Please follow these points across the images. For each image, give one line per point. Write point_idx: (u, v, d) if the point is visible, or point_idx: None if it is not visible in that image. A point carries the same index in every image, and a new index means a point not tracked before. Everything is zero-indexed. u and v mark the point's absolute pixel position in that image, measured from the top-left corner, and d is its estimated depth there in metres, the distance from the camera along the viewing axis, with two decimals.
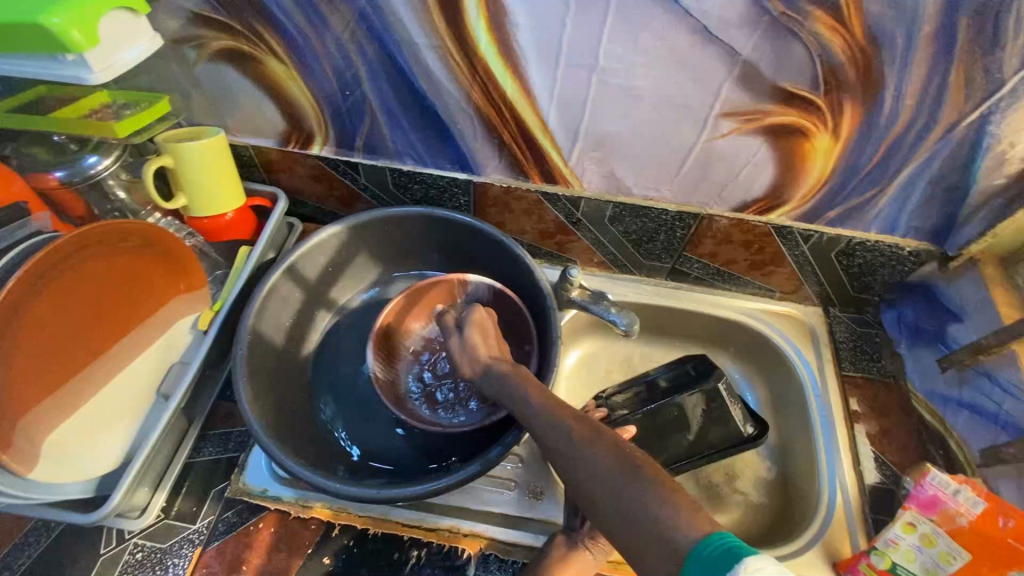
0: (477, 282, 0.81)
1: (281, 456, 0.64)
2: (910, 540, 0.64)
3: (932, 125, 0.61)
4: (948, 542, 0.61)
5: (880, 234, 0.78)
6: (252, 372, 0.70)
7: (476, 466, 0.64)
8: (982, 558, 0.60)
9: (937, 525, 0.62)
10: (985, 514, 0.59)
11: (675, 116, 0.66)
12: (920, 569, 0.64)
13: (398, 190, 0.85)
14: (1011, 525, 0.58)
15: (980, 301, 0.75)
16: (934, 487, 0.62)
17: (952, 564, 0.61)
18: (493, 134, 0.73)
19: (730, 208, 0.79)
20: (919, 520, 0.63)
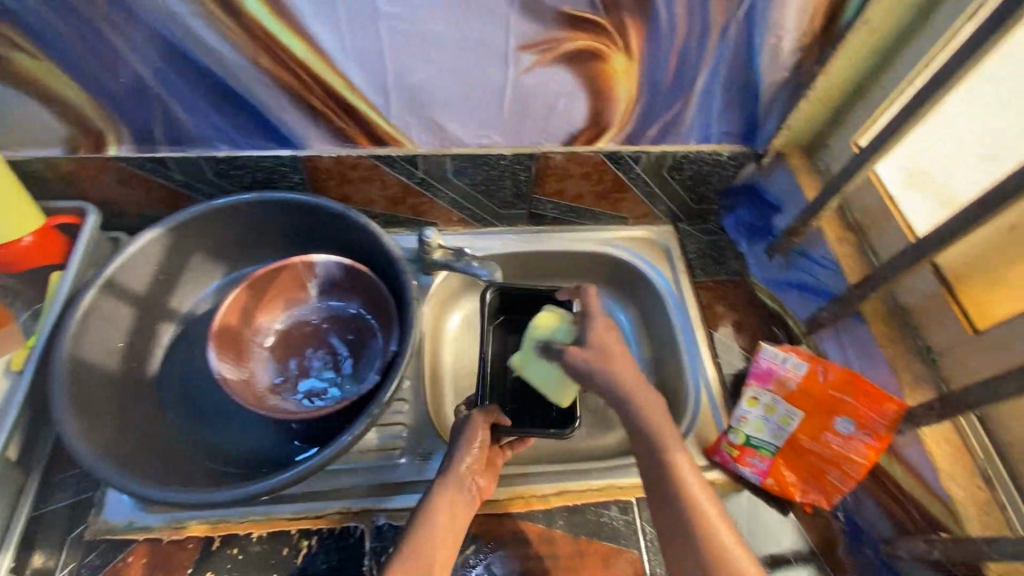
0: (325, 261, 0.78)
1: (129, 484, 0.60)
2: (756, 412, 0.72)
3: (707, 30, 0.65)
4: (786, 406, 0.71)
5: (699, 144, 0.83)
6: (78, 403, 0.64)
7: (344, 436, 0.63)
8: (812, 413, 0.69)
9: (775, 393, 0.71)
10: (809, 374, 0.70)
11: (475, 55, 0.65)
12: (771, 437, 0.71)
13: (222, 178, 0.80)
14: (830, 378, 0.69)
15: (791, 190, 0.84)
16: (768, 360, 0.73)
17: (791, 423, 0.70)
18: (300, 103, 0.69)
19: (560, 143, 0.81)
20: (760, 393, 0.72)
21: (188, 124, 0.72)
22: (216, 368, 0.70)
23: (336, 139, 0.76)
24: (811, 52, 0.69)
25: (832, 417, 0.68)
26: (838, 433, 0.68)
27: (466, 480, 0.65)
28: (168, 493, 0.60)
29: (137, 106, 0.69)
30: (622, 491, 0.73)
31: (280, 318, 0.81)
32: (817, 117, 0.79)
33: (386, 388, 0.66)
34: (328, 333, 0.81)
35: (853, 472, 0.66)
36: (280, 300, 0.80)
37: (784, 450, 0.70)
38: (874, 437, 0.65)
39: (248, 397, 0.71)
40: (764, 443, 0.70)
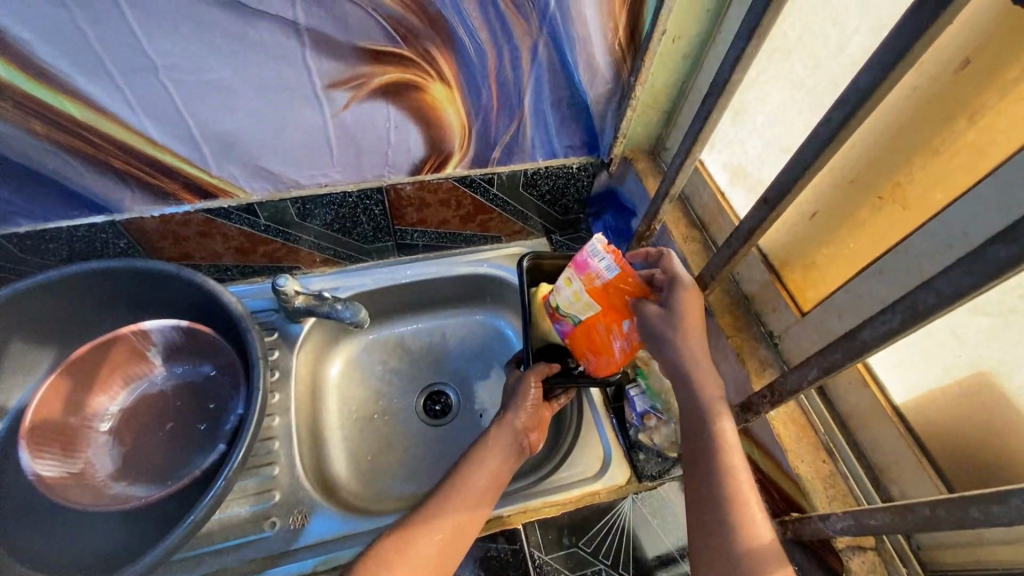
0: (157, 328, 0.76)
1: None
2: (567, 292, 0.65)
3: (517, 52, 0.65)
4: (591, 299, 0.63)
5: (548, 159, 0.84)
6: None
7: (191, 513, 0.61)
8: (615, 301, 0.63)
9: (583, 283, 0.62)
10: (620, 275, 0.61)
11: (282, 99, 0.63)
12: (573, 315, 0.66)
13: (34, 254, 0.73)
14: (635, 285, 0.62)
15: (641, 193, 0.86)
16: (592, 252, 0.61)
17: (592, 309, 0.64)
18: (101, 167, 0.64)
19: (406, 174, 0.79)
20: (574, 279, 0.63)
21: None
22: (29, 468, 0.64)
23: (156, 198, 0.70)
24: (624, 64, 0.71)
25: (619, 320, 0.64)
26: (621, 331, 0.65)
27: (516, 438, 0.68)
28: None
29: None
30: (507, 521, 0.72)
31: (122, 397, 0.76)
32: (651, 122, 0.82)
33: (233, 454, 0.64)
34: (176, 405, 0.77)
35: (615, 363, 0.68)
36: (117, 377, 0.76)
37: (581, 329, 0.67)
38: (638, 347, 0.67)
39: (81, 488, 0.67)
40: (567, 315, 0.67)
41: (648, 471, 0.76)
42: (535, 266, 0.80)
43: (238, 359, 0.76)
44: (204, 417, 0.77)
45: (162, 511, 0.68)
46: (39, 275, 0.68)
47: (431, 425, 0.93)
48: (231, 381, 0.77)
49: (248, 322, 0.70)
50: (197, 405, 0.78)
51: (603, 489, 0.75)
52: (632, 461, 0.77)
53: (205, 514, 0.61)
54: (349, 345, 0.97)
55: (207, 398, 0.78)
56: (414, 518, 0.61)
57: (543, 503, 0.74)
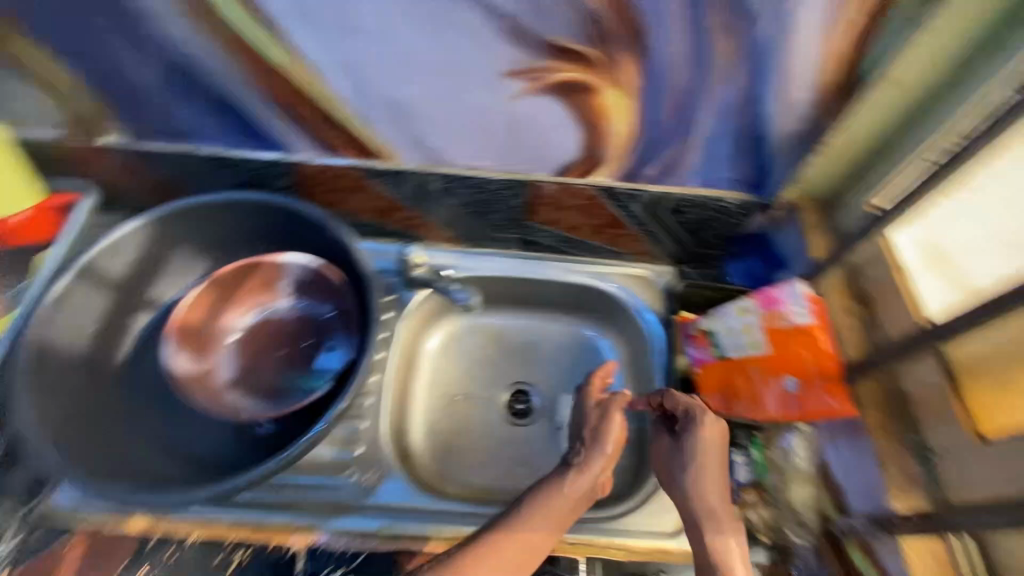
0: (294, 262, 0.80)
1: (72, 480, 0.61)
2: (734, 320, 0.71)
3: (709, 73, 0.60)
4: (761, 335, 0.69)
5: (703, 189, 0.77)
6: (37, 387, 0.65)
7: (290, 449, 0.64)
8: (777, 352, 0.67)
9: (762, 318, 0.68)
10: (808, 329, 0.64)
11: (461, 79, 0.63)
12: (728, 344, 0.72)
13: (214, 176, 0.80)
14: (814, 353, 0.64)
15: (801, 247, 0.77)
16: (788, 294, 0.66)
17: (755, 347, 0.69)
18: (287, 111, 0.69)
19: (554, 173, 0.77)
20: (752, 308, 0.69)
21: (179, 121, 0.72)
22: (168, 360, 0.75)
23: (322, 148, 0.75)
24: (826, 106, 0.63)
25: (779, 371, 0.67)
26: (769, 381, 0.68)
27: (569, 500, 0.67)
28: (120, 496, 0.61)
29: (132, 99, 0.69)
30: (574, 548, 0.70)
31: (248, 314, 0.82)
32: (834, 172, 0.73)
33: (332, 406, 0.67)
34: (290, 333, 0.82)
35: (757, 415, 0.70)
36: (249, 296, 0.81)
37: (727, 361, 0.73)
38: (796, 411, 0.66)
39: (197, 386, 0.76)
40: (720, 343, 0.73)
41: None
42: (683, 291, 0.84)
43: (354, 317, 0.79)
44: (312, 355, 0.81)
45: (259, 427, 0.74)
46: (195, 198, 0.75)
47: (511, 425, 0.92)
48: (346, 329, 0.81)
49: (376, 291, 0.73)
50: (308, 343, 0.82)
51: (676, 548, 0.70)
52: None
53: (299, 455, 0.64)
54: (453, 322, 0.98)
55: (318, 341, 0.81)
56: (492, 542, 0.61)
57: (612, 542, 0.71)
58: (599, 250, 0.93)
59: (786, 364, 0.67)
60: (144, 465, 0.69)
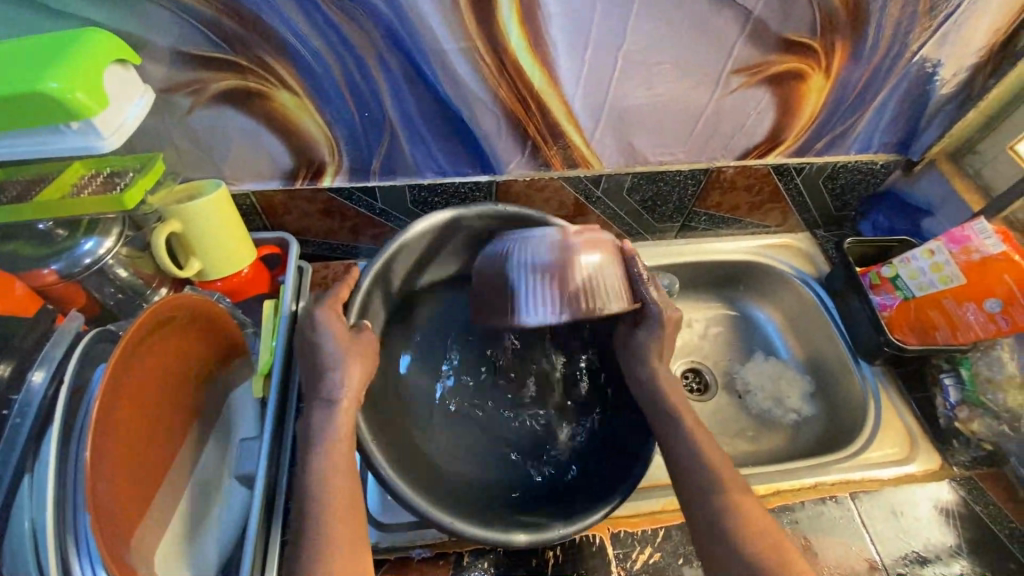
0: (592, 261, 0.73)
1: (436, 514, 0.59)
2: (923, 263, 0.81)
3: (902, 48, 0.71)
4: (954, 271, 0.78)
5: (859, 154, 0.88)
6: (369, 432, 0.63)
7: (615, 497, 0.64)
8: (973, 282, 0.77)
9: (953, 255, 0.78)
10: (1004, 255, 0.74)
11: (692, 80, 0.70)
12: (916, 286, 0.82)
13: (417, 206, 0.82)
14: (1011, 279, 0.74)
15: (944, 193, 0.90)
16: (974, 231, 0.77)
17: (949, 283, 0.79)
18: (517, 129, 0.73)
19: (735, 158, 0.85)
20: (940, 249, 0.80)
21: (406, 154, 0.74)
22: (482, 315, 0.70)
23: (535, 163, 0.79)
24: (986, 67, 0.75)
25: (981, 298, 0.77)
26: (974, 308, 0.77)
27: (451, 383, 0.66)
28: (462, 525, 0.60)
29: (366, 136, 0.71)
30: (834, 487, 0.76)
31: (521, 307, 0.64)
32: (971, 125, 0.85)
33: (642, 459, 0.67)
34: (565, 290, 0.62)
35: (962, 339, 0.79)
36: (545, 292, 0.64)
37: (921, 301, 0.82)
38: (1009, 325, 0.74)
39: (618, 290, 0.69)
40: (909, 286, 0.83)
41: (958, 458, 0.79)
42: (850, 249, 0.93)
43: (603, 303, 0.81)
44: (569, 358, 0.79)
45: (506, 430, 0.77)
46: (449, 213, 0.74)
47: (696, 400, 0.96)
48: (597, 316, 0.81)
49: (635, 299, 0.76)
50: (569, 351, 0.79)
51: (917, 470, 0.78)
52: (942, 448, 0.80)
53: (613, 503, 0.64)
54: None
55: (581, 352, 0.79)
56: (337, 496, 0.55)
57: (864, 476, 0.78)
58: (745, 228, 1.02)
59: (986, 293, 0.76)
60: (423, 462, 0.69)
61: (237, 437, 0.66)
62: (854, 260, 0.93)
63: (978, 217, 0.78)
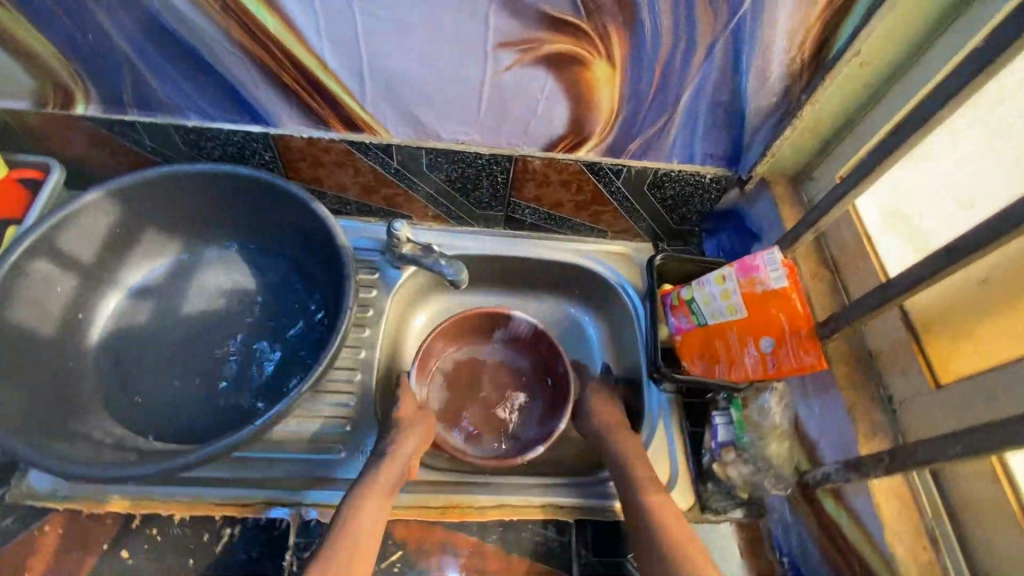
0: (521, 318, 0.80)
1: (25, 450, 0.59)
2: (715, 289, 0.73)
3: (692, 45, 0.63)
4: (738, 302, 0.71)
5: (683, 163, 0.81)
6: None
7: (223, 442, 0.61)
8: (754, 317, 0.70)
9: (740, 285, 0.71)
10: (784, 293, 0.67)
11: (453, 49, 0.64)
12: (709, 313, 0.75)
13: (190, 149, 0.78)
14: (786, 319, 0.67)
15: (773, 218, 0.82)
16: (763, 262, 0.69)
17: (734, 315, 0.72)
18: (272, 78, 0.67)
19: (540, 148, 0.78)
20: (731, 276, 0.72)
21: (158, 90, 0.70)
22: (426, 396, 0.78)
23: (309, 121, 0.74)
24: (800, 80, 0.67)
25: (758, 336, 0.70)
26: (751, 345, 0.71)
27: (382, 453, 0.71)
28: (51, 464, 0.59)
29: (99, 61, 0.66)
30: (560, 511, 0.71)
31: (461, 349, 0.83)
32: (804, 146, 0.77)
33: (300, 385, 0.66)
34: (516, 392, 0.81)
35: (735, 376, 0.72)
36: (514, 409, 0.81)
37: (710, 328, 0.75)
38: (773, 369, 0.69)
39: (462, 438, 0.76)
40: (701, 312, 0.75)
41: (712, 504, 0.73)
42: (664, 265, 0.86)
43: (330, 277, 0.79)
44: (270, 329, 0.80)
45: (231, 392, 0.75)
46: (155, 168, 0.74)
47: None
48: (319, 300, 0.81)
49: (351, 261, 0.73)
50: (271, 319, 0.80)
51: None
52: (698, 488, 0.74)
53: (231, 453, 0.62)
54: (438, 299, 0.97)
55: (285, 332, 0.80)
56: (357, 499, 0.61)
57: (605, 507, 0.72)
58: (579, 228, 0.95)
59: (764, 331, 0.69)
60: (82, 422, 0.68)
61: None
62: (667, 277, 0.87)
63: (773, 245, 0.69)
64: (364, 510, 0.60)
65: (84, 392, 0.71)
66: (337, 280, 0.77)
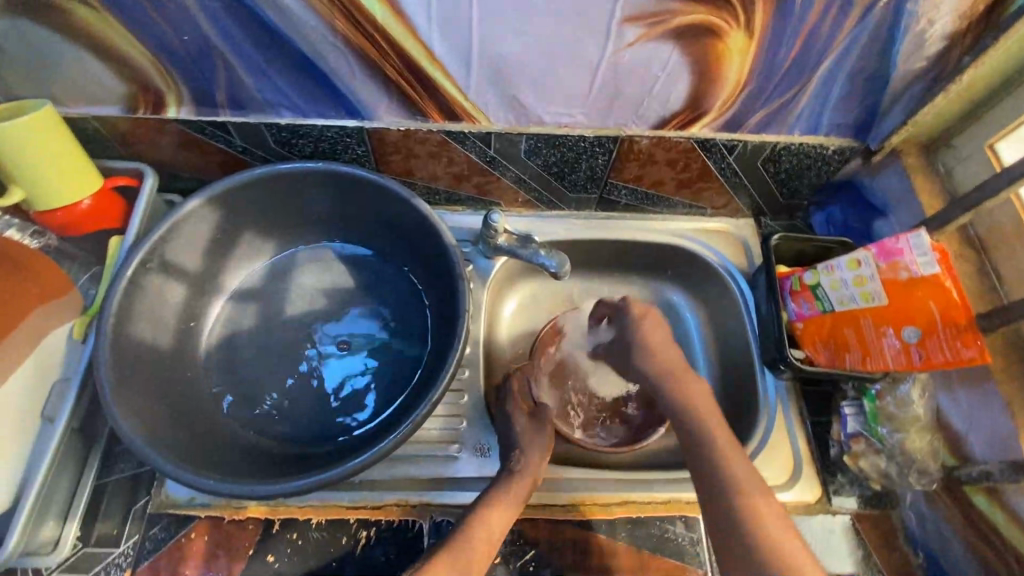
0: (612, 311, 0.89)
1: (167, 466, 0.58)
2: (846, 274, 0.69)
3: (847, 7, 0.55)
4: (877, 289, 0.67)
5: (805, 135, 0.74)
6: (120, 376, 0.62)
7: (362, 454, 0.61)
8: (896, 304, 0.66)
9: (879, 271, 0.66)
10: (935, 279, 0.63)
11: (574, 28, 0.58)
12: (839, 299, 0.71)
13: (282, 147, 0.75)
14: (938, 307, 0.63)
15: (902, 192, 0.76)
16: (908, 244, 0.64)
17: (871, 302, 0.68)
18: (374, 69, 0.63)
19: (649, 127, 0.73)
20: (868, 261, 0.67)
21: (253, 89, 0.66)
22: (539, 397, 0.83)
23: (407, 112, 0.69)
24: (962, 39, 0.59)
25: (901, 324, 0.66)
26: (891, 334, 0.67)
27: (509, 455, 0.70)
28: (196, 478, 0.58)
29: (195, 62, 0.62)
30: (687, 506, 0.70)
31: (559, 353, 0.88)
32: (948, 112, 0.69)
33: (430, 390, 0.64)
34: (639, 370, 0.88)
35: (870, 366, 0.69)
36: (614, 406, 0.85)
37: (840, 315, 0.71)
38: (921, 361, 0.65)
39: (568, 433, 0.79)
40: (829, 300, 0.71)
41: (841, 496, 0.71)
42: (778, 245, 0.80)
43: (432, 271, 0.76)
44: (374, 326, 0.78)
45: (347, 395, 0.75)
46: (252, 170, 0.71)
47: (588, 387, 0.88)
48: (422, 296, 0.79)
49: (459, 254, 0.70)
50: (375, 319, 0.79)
51: (791, 500, 0.71)
52: (826, 478, 0.72)
53: (369, 465, 0.61)
54: (528, 286, 0.93)
55: (389, 333, 0.78)
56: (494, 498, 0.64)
57: None
58: (677, 206, 0.90)
59: (908, 319, 0.65)
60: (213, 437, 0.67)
61: (54, 378, 0.65)
62: (779, 257, 0.81)
63: (919, 225, 0.64)
64: (498, 507, 0.63)
65: (205, 401, 0.70)
66: (443, 278, 0.74)
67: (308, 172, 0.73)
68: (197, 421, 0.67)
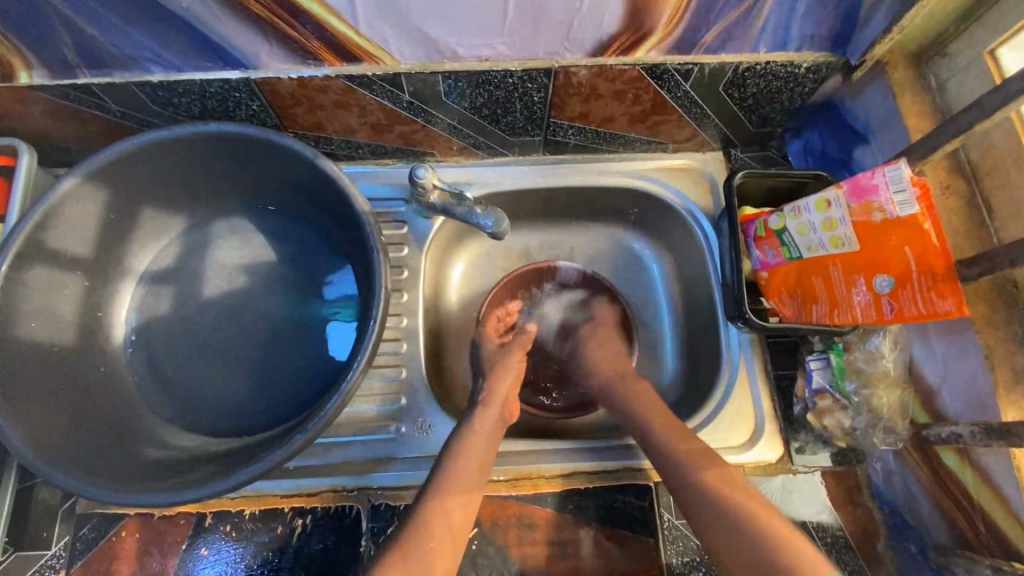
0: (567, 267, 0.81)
1: (67, 481, 0.54)
2: (815, 216, 0.61)
3: None
4: (848, 233, 0.58)
5: (772, 53, 0.62)
6: (10, 385, 0.57)
7: (273, 452, 0.56)
8: (869, 251, 0.57)
9: (850, 212, 0.57)
10: (912, 219, 0.54)
11: None
12: (806, 245, 0.62)
13: (166, 108, 0.65)
14: (913, 252, 0.55)
15: (886, 113, 0.65)
16: (884, 179, 0.54)
17: (840, 248, 0.59)
18: (236, 9, 0.52)
19: (586, 54, 0.61)
20: (839, 200, 0.58)
21: (105, 44, 0.55)
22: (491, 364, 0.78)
23: (295, 57, 0.59)
24: None
25: (872, 272, 0.58)
26: (861, 285, 0.59)
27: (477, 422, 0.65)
28: (97, 491, 0.54)
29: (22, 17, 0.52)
30: (640, 474, 0.67)
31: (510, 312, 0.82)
32: (944, 14, 0.57)
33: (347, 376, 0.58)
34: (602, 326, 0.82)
35: (837, 319, 0.61)
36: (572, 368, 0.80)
37: (808, 262, 0.63)
38: (891, 314, 0.57)
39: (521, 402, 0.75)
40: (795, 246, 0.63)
41: (804, 454, 0.67)
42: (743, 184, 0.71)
43: (352, 241, 0.69)
44: (301, 302, 0.73)
45: (277, 377, 0.70)
46: (127, 139, 0.61)
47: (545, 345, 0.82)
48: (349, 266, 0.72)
49: (373, 223, 0.61)
50: (300, 295, 0.73)
51: (750, 462, 0.67)
52: (789, 437, 0.67)
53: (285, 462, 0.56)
54: (475, 243, 0.86)
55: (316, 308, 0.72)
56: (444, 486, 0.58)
57: None
58: (635, 143, 0.79)
59: (881, 266, 0.57)
60: (129, 436, 0.63)
61: None
62: (744, 197, 0.73)
63: (899, 156, 0.54)
64: (451, 497, 0.57)
65: (122, 396, 0.66)
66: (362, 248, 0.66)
67: (194, 136, 0.63)
68: (110, 422, 0.63)
